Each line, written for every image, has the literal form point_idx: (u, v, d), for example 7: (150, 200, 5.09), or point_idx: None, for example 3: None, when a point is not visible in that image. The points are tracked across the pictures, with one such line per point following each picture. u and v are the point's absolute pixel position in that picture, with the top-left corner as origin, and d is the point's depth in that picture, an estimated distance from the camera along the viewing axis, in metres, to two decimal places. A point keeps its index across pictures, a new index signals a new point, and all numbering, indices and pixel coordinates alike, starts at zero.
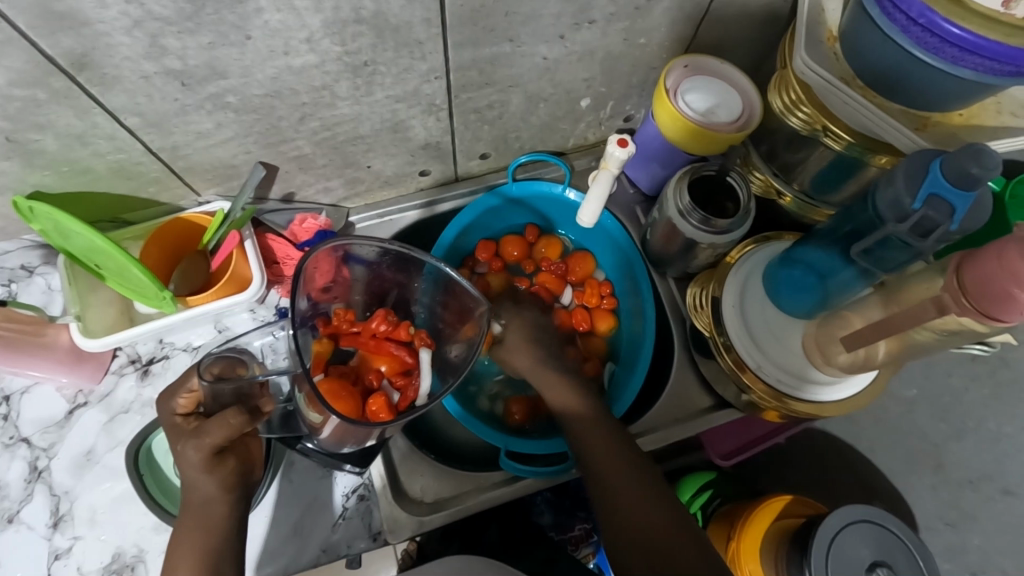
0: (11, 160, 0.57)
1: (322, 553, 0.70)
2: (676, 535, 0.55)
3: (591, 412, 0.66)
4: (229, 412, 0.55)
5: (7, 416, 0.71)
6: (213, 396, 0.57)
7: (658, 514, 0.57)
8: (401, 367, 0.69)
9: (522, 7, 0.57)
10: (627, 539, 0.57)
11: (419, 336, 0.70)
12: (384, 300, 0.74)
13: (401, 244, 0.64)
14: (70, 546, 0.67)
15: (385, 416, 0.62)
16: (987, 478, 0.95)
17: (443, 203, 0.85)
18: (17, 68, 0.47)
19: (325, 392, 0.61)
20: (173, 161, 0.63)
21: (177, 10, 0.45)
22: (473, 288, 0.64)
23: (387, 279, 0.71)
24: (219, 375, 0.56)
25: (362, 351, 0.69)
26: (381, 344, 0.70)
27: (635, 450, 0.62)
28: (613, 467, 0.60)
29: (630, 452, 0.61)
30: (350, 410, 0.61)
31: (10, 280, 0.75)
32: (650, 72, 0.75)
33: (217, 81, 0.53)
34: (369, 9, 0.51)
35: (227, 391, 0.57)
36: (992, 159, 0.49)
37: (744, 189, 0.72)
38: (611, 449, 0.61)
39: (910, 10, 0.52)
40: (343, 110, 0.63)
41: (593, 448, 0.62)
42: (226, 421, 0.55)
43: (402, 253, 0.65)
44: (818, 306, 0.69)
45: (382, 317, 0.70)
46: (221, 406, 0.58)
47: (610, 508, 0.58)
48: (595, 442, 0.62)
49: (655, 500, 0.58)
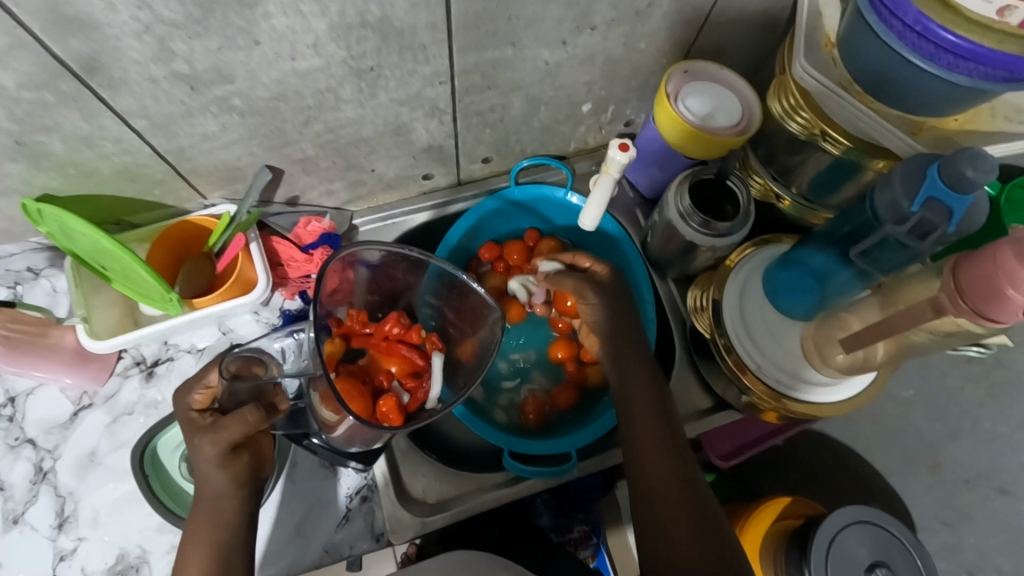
0: (18, 162, 0.57)
1: (325, 554, 0.71)
2: (691, 534, 0.53)
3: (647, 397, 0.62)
4: (247, 408, 0.56)
5: (11, 418, 0.72)
6: (229, 393, 0.58)
7: (682, 502, 0.55)
8: (413, 369, 0.70)
9: (525, 12, 0.58)
10: (652, 524, 0.55)
11: (431, 339, 0.71)
12: (395, 300, 0.74)
13: (416, 249, 0.66)
14: (74, 547, 0.67)
15: (395, 418, 0.63)
16: (984, 478, 0.96)
17: (457, 204, 0.86)
18: (26, 71, 0.47)
19: (340, 391, 0.62)
20: (177, 164, 0.63)
21: (186, 14, 0.46)
22: (487, 296, 0.68)
23: (398, 280, 0.72)
24: (237, 372, 0.57)
25: (371, 353, 0.70)
26: (392, 346, 0.70)
27: (681, 443, 0.59)
28: (654, 456, 0.58)
29: (674, 446, 0.58)
30: (363, 411, 0.62)
31: (14, 282, 0.75)
32: (651, 77, 0.76)
33: (224, 84, 0.54)
34: (374, 14, 0.52)
35: (244, 389, 0.58)
36: (988, 162, 0.50)
37: (742, 192, 0.73)
38: (652, 429, 0.60)
39: (906, 17, 0.53)
40: (347, 113, 0.63)
41: (638, 426, 0.60)
42: (243, 416, 0.56)
43: (416, 258, 0.67)
44: (816, 306, 0.70)
45: (394, 320, 0.70)
46: (238, 403, 0.59)
47: (643, 494, 0.57)
48: (642, 426, 0.60)
49: (680, 494, 0.55)
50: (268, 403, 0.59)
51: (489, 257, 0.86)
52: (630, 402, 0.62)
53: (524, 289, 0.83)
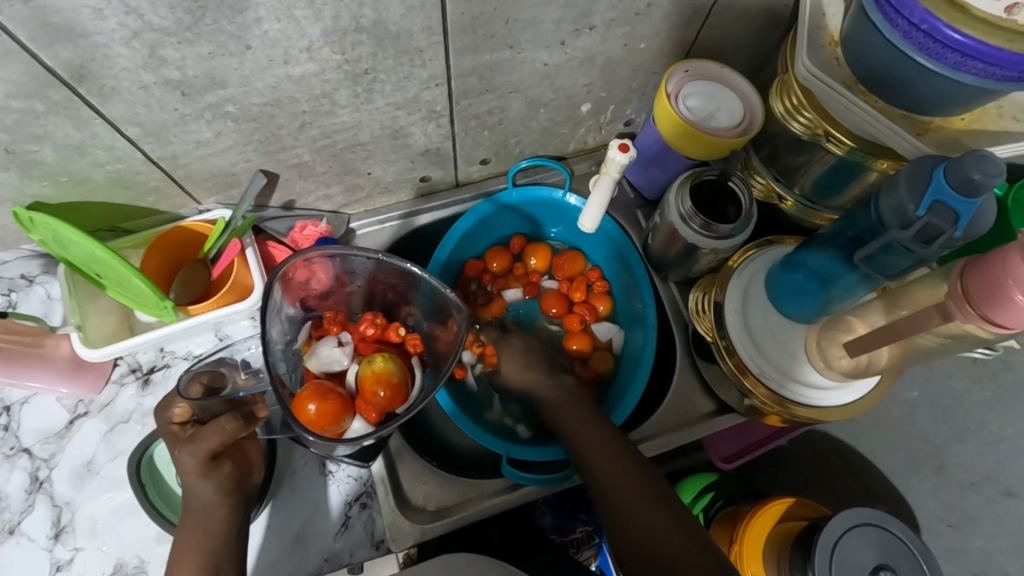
0: (9, 170, 0.56)
1: (325, 562, 0.69)
2: (673, 534, 0.56)
3: (600, 426, 0.67)
4: (225, 418, 0.58)
5: (7, 426, 0.71)
6: (203, 408, 0.60)
7: (652, 501, 0.58)
8: (391, 379, 0.66)
9: (522, 14, 0.57)
10: (638, 536, 0.56)
11: (408, 338, 0.72)
12: (374, 300, 0.75)
13: (384, 252, 0.65)
14: (71, 558, 0.67)
15: (370, 419, 0.65)
16: (989, 479, 0.96)
17: (423, 215, 0.84)
18: (15, 80, 0.46)
19: (313, 395, 0.63)
20: (172, 170, 0.62)
21: (176, 21, 0.45)
22: (456, 297, 0.66)
23: (381, 282, 0.72)
24: (208, 384, 0.62)
25: (352, 353, 0.70)
26: (371, 345, 0.71)
27: (642, 461, 0.63)
28: (621, 476, 0.61)
29: (633, 461, 0.62)
30: (336, 413, 0.63)
31: (10, 289, 0.75)
32: (652, 77, 0.75)
33: (217, 90, 0.53)
34: (369, 18, 0.51)
35: (217, 402, 0.60)
36: (995, 166, 0.49)
37: (745, 194, 0.72)
38: (607, 452, 0.63)
39: (912, 16, 0.52)
40: (342, 118, 0.62)
41: (596, 453, 0.64)
42: (221, 425, 0.57)
43: (389, 262, 0.67)
44: (819, 310, 0.68)
45: (369, 321, 0.71)
46: (215, 416, 0.61)
47: (620, 518, 0.58)
48: (601, 456, 0.63)
49: (658, 503, 0.58)
50: (247, 412, 0.60)
51: (476, 273, 0.87)
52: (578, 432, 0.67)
53: (331, 360, 0.69)
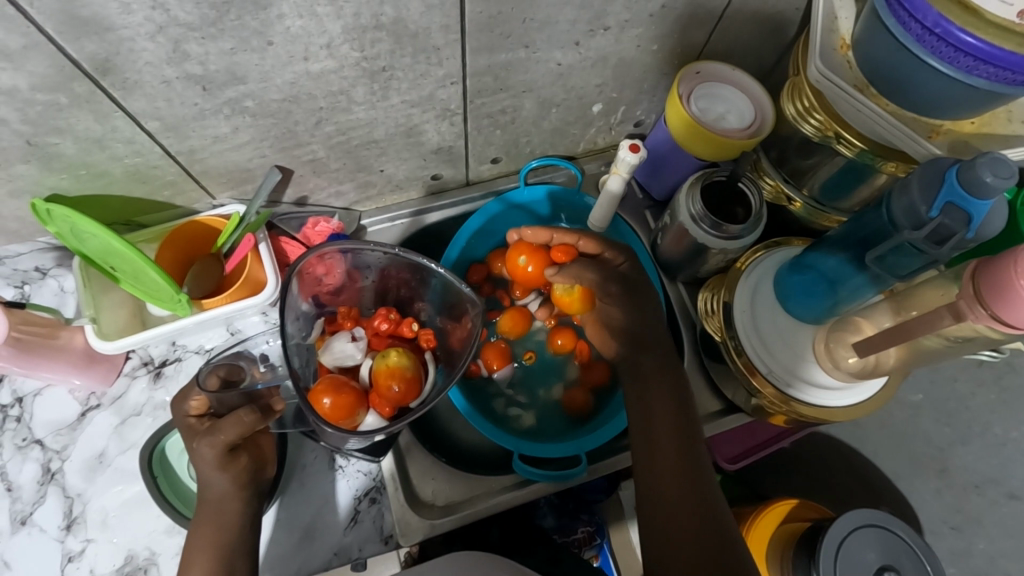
0: (29, 163, 0.57)
1: (333, 557, 0.70)
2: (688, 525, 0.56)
3: (669, 389, 0.65)
4: (244, 409, 0.58)
5: (19, 418, 0.72)
6: (219, 401, 0.61)
7: (684, 484, 0.59)
8: (404, 374, 0.66)
9: (539, 14, 0.57)
10: (652, 521, 0.58)
11: (421, 334, 0.72)
12: (386, 296, 0.76)
13: (399, 247, 0.66)
14: (82, 549, 0.67)
15: (383, 414, 0.65)
16: (993, 482, 0.96)
17: (434, 212, 0.85)
18: (40, 72, 0.47)
19: (328, 388, 0.63)
20: (188, 165, 0.63)
21: (201, 16, 0.46)
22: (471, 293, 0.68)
23: (393, 277, 0.73)
24: (225, 377, 0.62)
25: (365, 348, 0.70)
26: (384, 341, 0.72)
27: (695, 441, 0.62)
28: (665, 456, 0.61)
29: (681, 442, 0.61)
30: (351, 408, 0.63)
31: (23, 282, 0.75)
32: (663, 78, 0.75)
33: (236, 86, 0.54)
34: (389, 15, 0.51)
35: (235, 395, 0.61)
36: (1007, 169, 0.50)
37: (755, 195, 0.73)
38: (667, 431, 0.62)
39: (925, 19, 0.52)
40: (358, 115, 0.63)
41: (656, 420, 0.63)
42: (239, 417, 0.57)
43: (405, 259, 0.68)
44: (826, 312, 0.69)
45: (383, 316, 0.71)
46: (231, 409, 0.61)
47: (648, 495, 0.60)
48: (659, 427, 0.63)
49: (682, 488, 0.59)
50: (264, 405, 0.61)
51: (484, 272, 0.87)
52: (653, 421, 0.63)
53: (342, 358, 0.69)
